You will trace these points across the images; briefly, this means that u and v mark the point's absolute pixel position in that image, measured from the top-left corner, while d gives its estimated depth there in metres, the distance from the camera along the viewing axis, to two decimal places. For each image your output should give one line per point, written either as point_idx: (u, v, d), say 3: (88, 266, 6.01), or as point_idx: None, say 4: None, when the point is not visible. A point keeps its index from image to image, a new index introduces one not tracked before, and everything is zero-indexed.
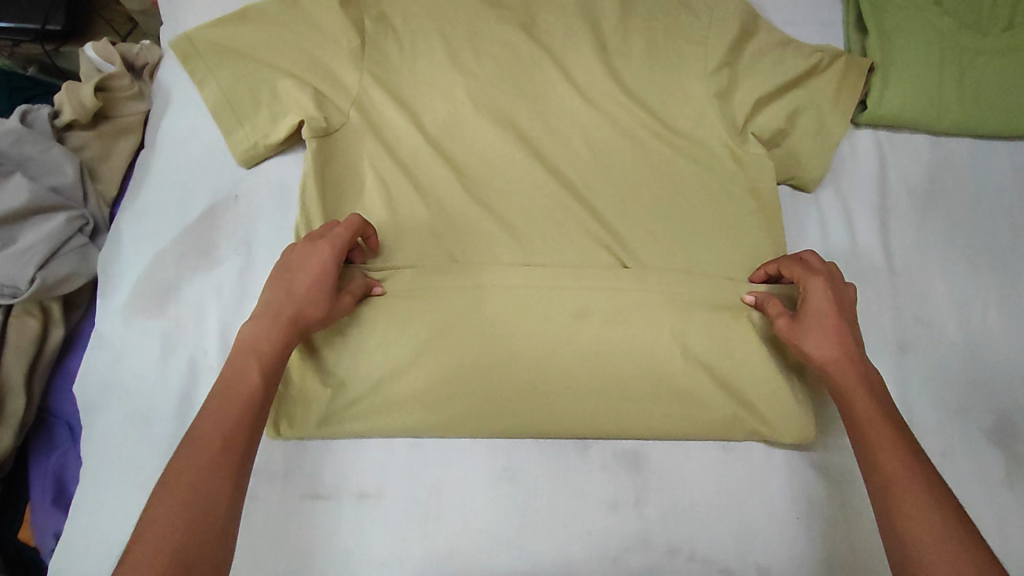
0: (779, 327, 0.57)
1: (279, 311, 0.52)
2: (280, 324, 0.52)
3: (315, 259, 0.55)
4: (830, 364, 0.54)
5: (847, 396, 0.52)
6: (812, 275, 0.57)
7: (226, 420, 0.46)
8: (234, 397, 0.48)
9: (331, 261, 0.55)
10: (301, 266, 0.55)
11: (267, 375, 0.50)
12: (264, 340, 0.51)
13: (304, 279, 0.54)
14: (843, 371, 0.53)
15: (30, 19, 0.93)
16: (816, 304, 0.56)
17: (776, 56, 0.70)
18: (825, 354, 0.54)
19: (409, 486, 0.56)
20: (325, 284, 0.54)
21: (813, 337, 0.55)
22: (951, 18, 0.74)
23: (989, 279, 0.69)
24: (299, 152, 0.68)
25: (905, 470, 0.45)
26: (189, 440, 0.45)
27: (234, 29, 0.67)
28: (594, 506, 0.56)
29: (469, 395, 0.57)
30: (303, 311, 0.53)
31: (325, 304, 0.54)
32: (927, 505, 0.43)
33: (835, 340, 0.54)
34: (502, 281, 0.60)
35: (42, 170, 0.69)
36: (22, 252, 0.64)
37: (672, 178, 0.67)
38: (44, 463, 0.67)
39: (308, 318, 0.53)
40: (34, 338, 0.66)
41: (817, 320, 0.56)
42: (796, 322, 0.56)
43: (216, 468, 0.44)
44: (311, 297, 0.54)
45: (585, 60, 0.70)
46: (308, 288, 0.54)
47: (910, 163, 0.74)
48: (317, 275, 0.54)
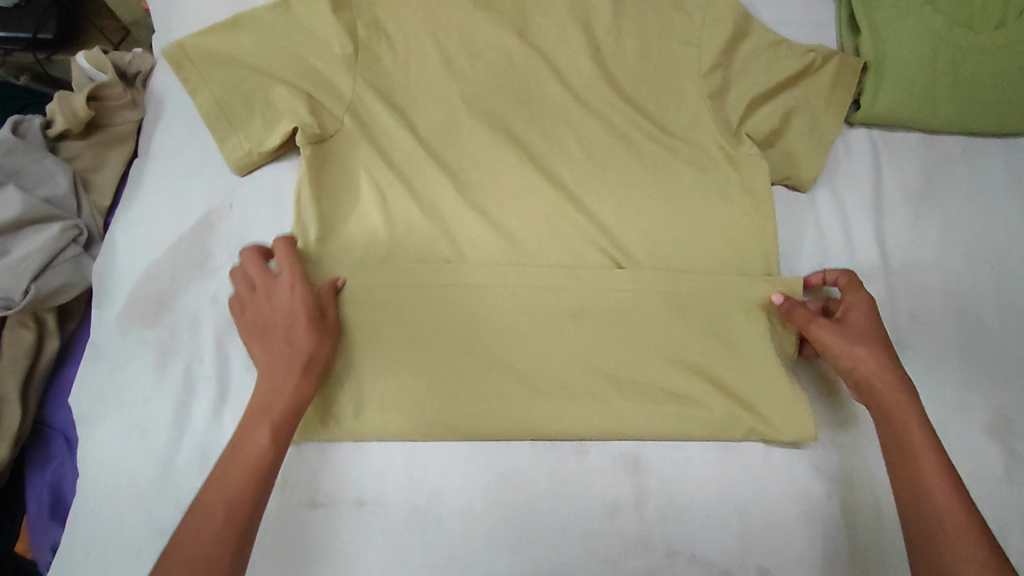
0: (824, 331, 0.57)
1: (292, 360, 0.53)
2: (294, 372, 0.53)
3: (297, 297, 0.56)
4: (881, 376, 0.54)
5: (899, 418, 0.52)
6: (859, 292, 0.60)
7: (236, 488, 0.47)
8: (248, 462, 0.49)
9: (306, 293, 0.56)
10: (288, 311, 0.55)
11: (277, 436, 0.50)
12: (285, 389, 0.52)
13: (296, 319, 0.55)
14: (885, 384, 0.54)
15: (22, 28, 0.92)
16: (859, 316, 0.58)
17: (769, 57, 0.70)
18: (876, 365, 0.54)
19: (407, 491, 0.56)
20: (319, 317, 0.56)
21: (866, 348, 0.55)
22: (944, 17, 0.73)
23: (985, 276, 0.69)
24: (293, 159, 0.68)
25: (960, 513, 0.47)
26: (195, 507, 0.47)
27: (225, 35, 0.66)
28: (595, 510, 0.56)
29: (466, 398, 0.58)
30: (311, 350, 0.54)
31: (328, 340, 0.55)
32: (978, 549, 0.45)
33: (879, 350, 0.55)
34: (498, 284, 0.61)
35: (35, 181, 0.69)
36: (16, 264, 0.63)
37: (667, 179, 0.67)
38: (39, 475, 0.66)
39: (318, 357, 0.54)
40: (27, 351, 0.66)
41: (860, 331, 0.56)
42: (840, 329, 0.57)
43: (218, 544, 0.45)
44: (314, 338, 0.54)
45: (579, 64, 0.70)
46: (307, 326, 0.55)
47: (905, 161, 0.74)
48: (304, 313, 0.55)
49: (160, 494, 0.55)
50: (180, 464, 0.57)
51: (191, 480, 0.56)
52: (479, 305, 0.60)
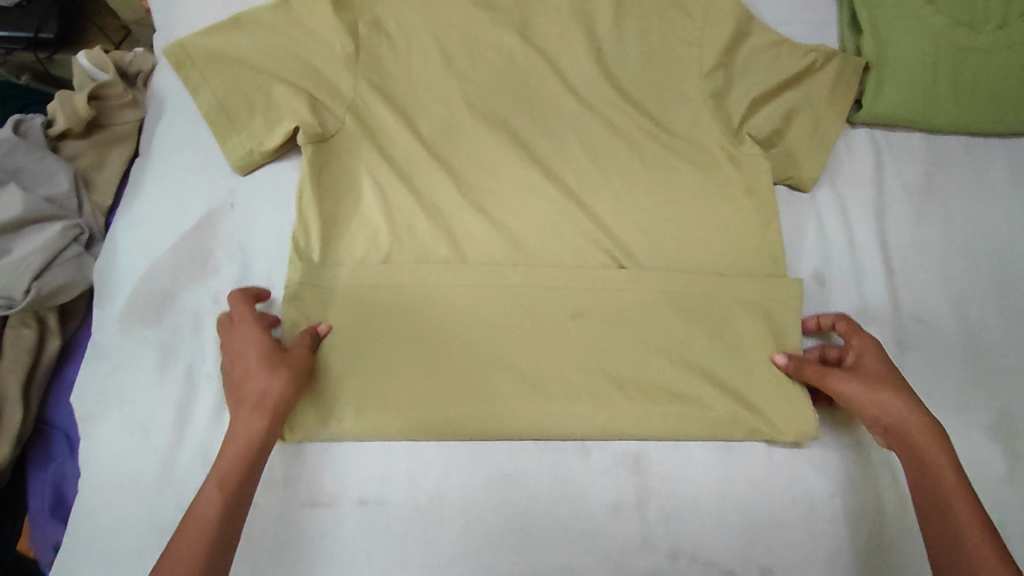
0: (834, 378, 0.56)
1: (245, 401, 0.51)
2: (248, 412, 0.50)
3: (251, 338, 0.54)
4: (909, 417, 0.52)
5: (929, 461, 0.50)
6: (858, 333, 0.59)
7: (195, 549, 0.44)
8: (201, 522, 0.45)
9: (259, 333, 0.54)
10: (242, 354, 0.54)
11: (229, 486, 0.47)
12: (240, 433, 0.49)
13: (248, 360, 0.53)
14: (913, 425, 0.52)
15: (23, 28, 0.92)
16: (868, 360, 0.57)
17: (771, 56, 0.70)
18: (901, 406, 0.52)
19: (408, 492, 0.56)
20: (274, 354, 0.53)
21: (888, 390, 0.53)
22: (945, 17, 0.73)
23: (987, 276, 0.69)
24: (294, 158, 0.68)
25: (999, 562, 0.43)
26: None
27: (226, 35, 0.66)
28: (596, 510, 0.56)
29: (468, 398, 0.57)
30: (264, 386, 0.51)
31: (284, 374, 0.52)
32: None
33: (897, 389, 0.53)
34: (500, 285, 0.61)
35: (37, 180, 0.69)
36: (18, 263, 0.63)
37: (668, 179, 0.67)
38: (41, 475, 0.66)
39: (274, 393, 0.51)
40: (29, 350, 0.66)
41: (876, 374, 0.55)
42: (856, 376, 0.55)
43: None
44: (266, 375, 0.52)
45: (580, 63, 0.70)
46: (262, 364, 0.52)
47: (907, 160, 0.74)
48: (256, 352, 0.53)
49: (161, 493, 0.55)
50: (181, 464, 0.57)
51: (192, 480, 0.56)
52: (481, 305, 0.60)
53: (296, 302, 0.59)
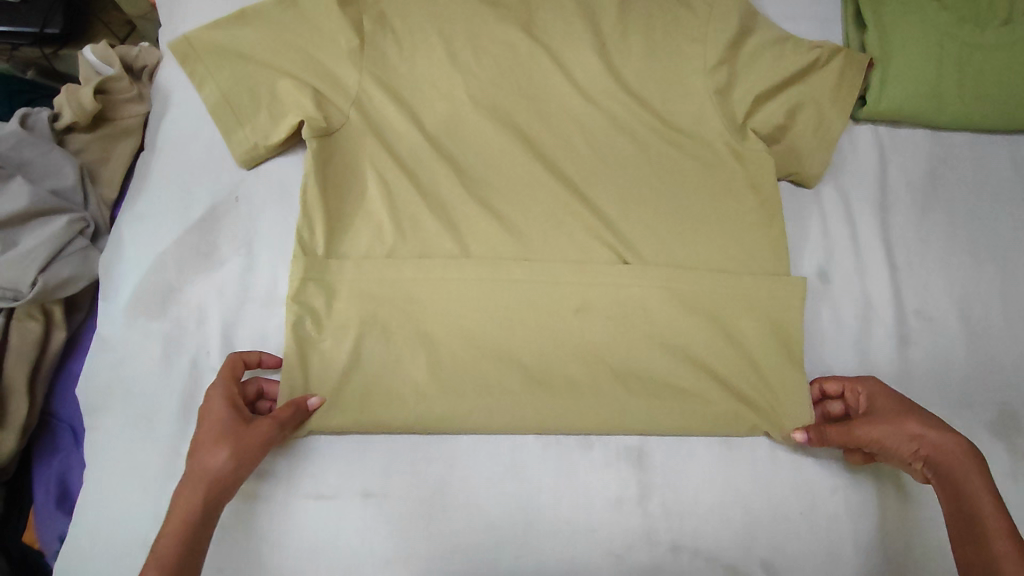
0: (858, 427, 0.55)
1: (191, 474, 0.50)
2: (194, 483, 0.49)
3: (212, 408, 0.53)
4: (948, 442, 0.52)
5: (970, 489, 0.50)
6: (864, 382, 0.59)
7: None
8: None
9: (221, 399, 0.53)
10: (203, 420, 0.53)
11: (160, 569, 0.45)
12: (179, 508, 0.48)
13: (206, 426, 0.52)
14: (949, 450, 0.52)
15: (29, 23, 0.93)
16: (884, 400, 0.57)
17: (775, 52, 0.70)
18: (937, 432, 0.52)
19: (413, 485, 0.56)
20: (227, 427, 0.51)
21: (917, 420, 0.53)
22: (950, 13, 0.73)
23: (990, 272, 0.69)
24: (299, 152, 0.68)
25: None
26: None
27: (232, 30, 0.66)
28: (599, 502, 0.57)
29: (471, 393, 0.58)
30: (205, 462, 0.50)
31: (229, 449, 0.50)
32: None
33: (927, 421, 0.53)
34: (503, 278, 0.61)
35: (42, 173, 0.69)
36: (23, 256, 0.63)
37: (671, 176, 0.67)
38: (46, 467, 0.67)
39: (213, 468, 0.50)
40: (35, 342, 0.66)
41: (896, 411, 0.55)
42: (876, 415, 0.55)
43: None
44: (211, 452, 0.50)
45: (584, 58, 0.70)
46: (210, 438, 0.51)
47: (911, 157, 0.74)
48: (216, 420, 0.52)
49: (166, 485, 0.56)
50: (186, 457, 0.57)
51: None
52: (485, 300, 0.60)
53: (299, 296, 0.59)
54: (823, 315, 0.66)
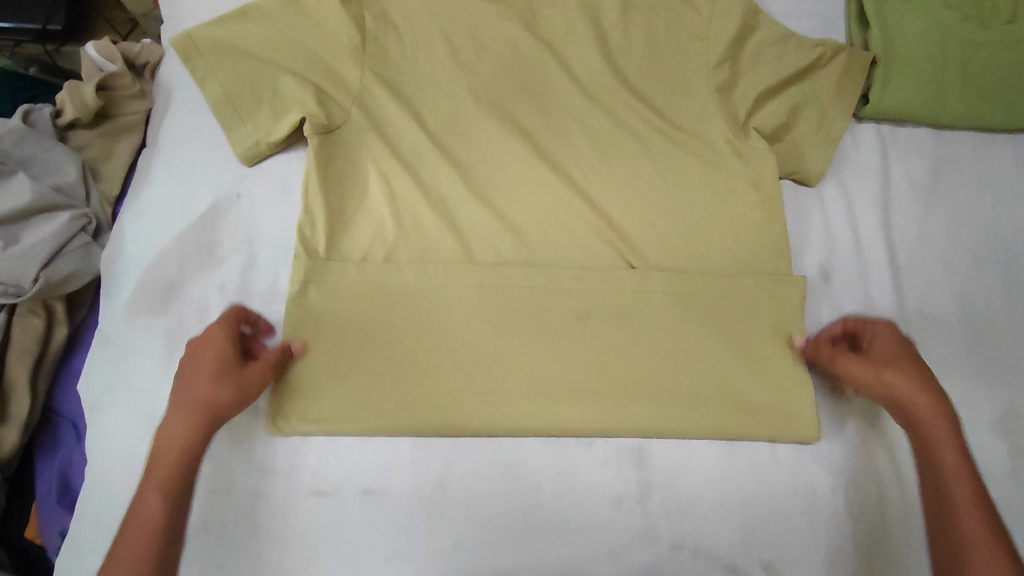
0: (845, 363, 0.57)
1: (185, 407, 0.51)
2: (189, 417, 0.50)
3: (211, 344, 0.54)
4: (919, 394, 0.52)
5: (935, 444, 0.51)
6: (870, 321, 0.58)
7: (132, 551, 0.44)
8: (133, 522, 0.46)
9: (223, 338, 0.54)
10: (200, 355, 0.53)
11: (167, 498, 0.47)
12: (177, 438, 0.50)
13: (204, 363, 0.53)
14: (934, 408, 0.52)
15: (31, 19, 0.93)
16: (879, 343, 0.57)
17: (777, 50, 0.70)
18: (912, 384, 0.53)
19: (413, 483, 0.56)
20: (226, 363, 0.53)
21: (897, 369, 0.54)
22: (954, 11, 0.74)
23: (993, 272, 0.69)
24: (300, 150, 0.68)
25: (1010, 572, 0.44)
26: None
27: (233, 27, 0.67)
28: (599, 502, 0.57)
29: (471, 391, 0.58)
30: (209, 394, 0.51)
31: (230, 385, 0.52)
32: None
33: (908, 373, 0.53)
34: (506, 286, 0.61)
35: (44, 170, 0.69)
36: (25, 252, 0.63)
37: (673, 174, 0.67)
38: (48, 463, 0.67)
39: (216, 401, 0.51)
40: (37, 339, 0.66)
41: (886, 356, 0.55)
42: (866, 357, 0.56)
43: None
44: (211, 384, 0.52)
45: (586, 56, 0.70)
46: (210, 371, 0.52)
47: (914, 156, 0.73)
48: (214, 357, 0.53)
49: None
50: None
51: None
52: (484, 302, 0.60)
53: (301, 294, 0.60)
54: (824, 314, 0.65)
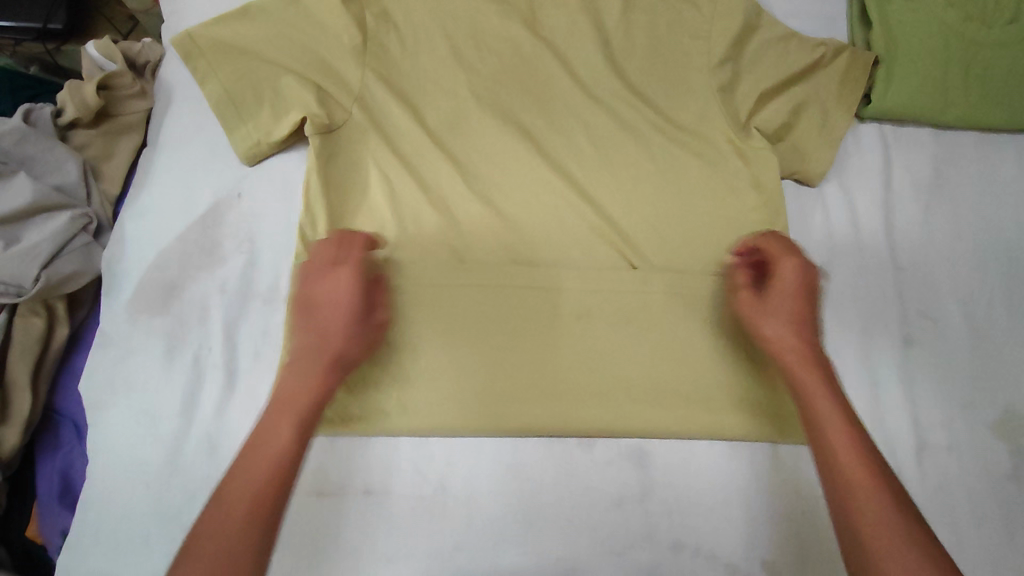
0: (743, 301, 0.57)
1: (318, 355, 0.51)
2: (320, 367, 0.50)
3: (343, 289, 0.53)
4: (796, 342, 0.54)
5: (808, 390, 0.51)
6: (786, 255, 0.57)
7: (257, 479, 0.44)
8: (258, 451, 0.45)
9: (357, 286, 0.54)
10: (326, 299, 0.53)
11: (297, 433, 0.47)
12: (310, 381, 0.50)
13: (332, 311, 0.53)
14: (807, 356, 0.53)
15: (31, 18, 0.92)
16: (784, 284, 0.56)
17: (779, 49, 0.70)
18: (792, 334, 0.54)
19: (415, 483, 0.56)
20: (356, 311, 0.53)
21: (784, 318, 0.55)
22: (957, 10, 0.73)
23: (996, 272, 0.69)
24: (301, 150, 0.68)
25: (862, 468, 0.45)
26: (215, 502, 0.43)
27: (234, 26, 0.66)
28: (600, 502, 0.57)
29: (473, 392, 0.58)
30: (343, 344, 0.52)
31: (359, 338, 0.53)
32: (883, 511, 0.43)
33: (794, 325, 0.54)
34: (511, 287, 0.61)
35: (45, 169, 0.69)
36: (26, 251, 0.63)
37: (675, 174, 0.67)
38: (49, 463, 0.67)
39: (347, 355, 0.52)
40: (37, 339, 0.66)
41: (784, 299, 0.56)
42: (762, 301, 0.56)
43: (239, 540, 0.41)
44: (343, 334, 0.52)
45: (587, 55, 0.70)
46: (343, 318, 0.53)
47: (916, 156, 0.73)
48: (345, 305, 0.53)
49: (168, 480, 0.56)
50: (187, 454, 0.57)
51: (200, 467, 0.57)
52: (485, 303, 0.60)
53: None
54: (826, 314, 0.65)
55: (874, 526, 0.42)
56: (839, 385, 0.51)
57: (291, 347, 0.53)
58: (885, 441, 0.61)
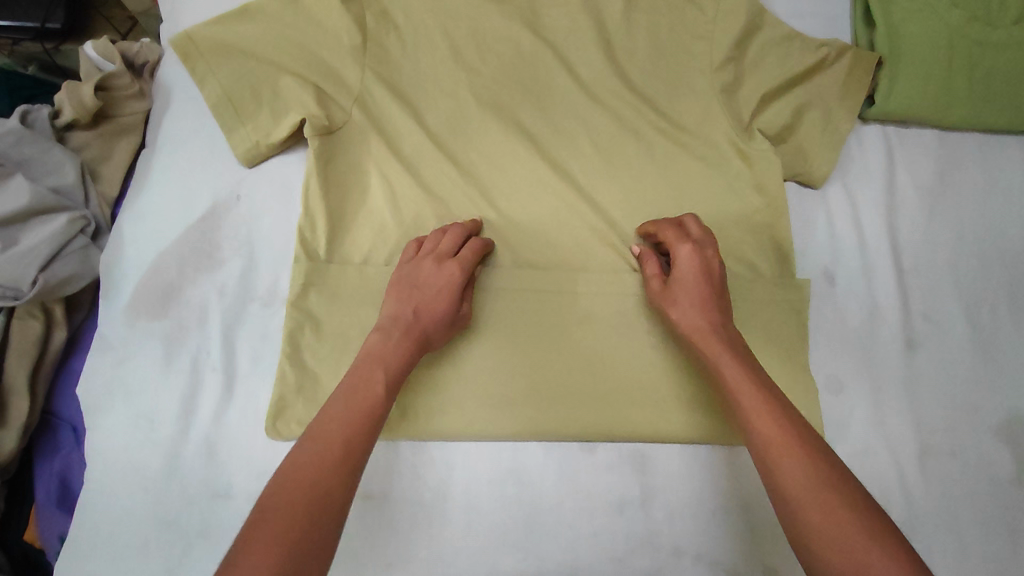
0: (653, 291, 0.58)
1: (409, 327, 0.54)
2: (408, 339, 0.53)
3: (443, 273, 0.57)
4: (699, 319, 0.55)
5: (716, 364, 0.52)
6: (680, 241, 0.59)
7: (346, 422, 0.47)
8: (355, 404, 0.48)
9: (457, 273, 0.57)
10: (427, 280, 0.56)
11: (389, 389, 0.50)
12: (398, 352, 0.52)
13: (430, 290, 0.56)
14: (711, 336, 0.54)
15: (29, 18, 0.92)
16: (682, 271, 0.57)
17: (782, 50, 0.69)
18: (699, 315, 0.55)
19: (415, 488, 0.56)
20: (454, 292, 0.56)
21: (688, 299, 0.56)
22: (961, 11, 0.72)
23: (1000, 275, 0.68)
24: (301, 151, 0.67)
25: (779, 432, 0.46)
26: (308, 437, 0.46)
27: (232, 26, 0.66)
28: (601, 506, 0.56)
29: (473, 399, 0.57)
30: (433, 320, 0.55)
31: (450, 318, 0.56)
32: (801, 461, 0.44)
33: (697, 307, 0.55)
34: (529, 289, 0.60)
35: (42, 171, 0.68)
36: (23, 254, 0.63)
37: (677, 176, 0.66)
38: (48, 466, 0.66)
39: (434, 332, 0.55)
40: (36, 342, 0.65)
41: (688, 283, 0.56)
42: (667, 290, 0.57)
43: (329, 472, 0.44)
44: (440, 312, 0.55)
45: (589, 56, 0.69)
46: (441, 298, 0.56)
47: (920, 158, 0.73)
48: (444, 286, 0.56)
49: (167, 484, 0.56)
50: (186, 459, 0.57)
51: (198, 472, 0.56)
52: (486, 307, 0.60)
53: (302, 297, 0.59)
54: (828, 317, 0.65)
55: (798, 486, 0.43)
56: (746, 355, 0.53)
57: (383, 313, 0.56)
58: (887, 445, 0.60)
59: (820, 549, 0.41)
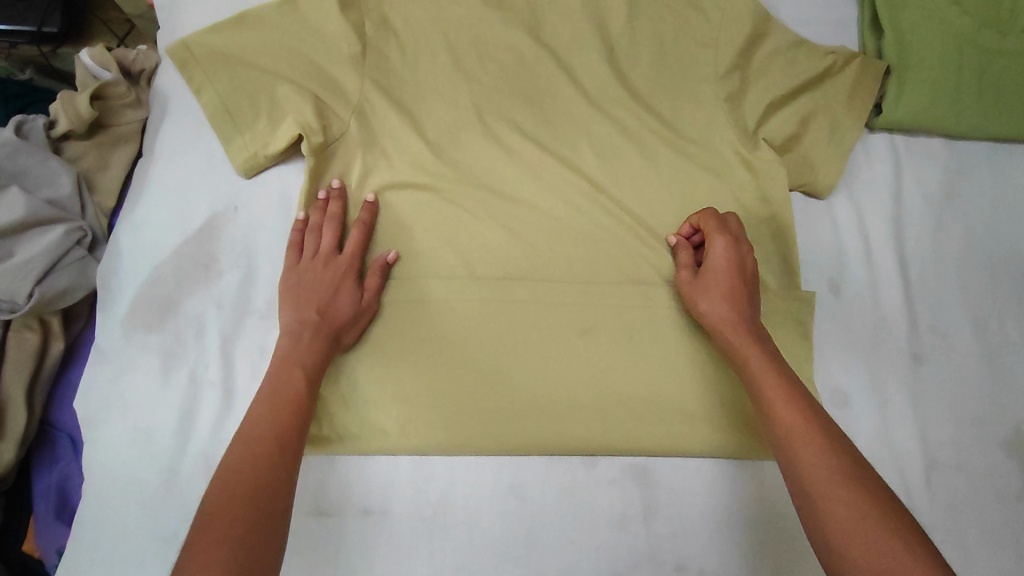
0: (682, 280, 0.59)
1: (313, 326, 0.55)
2: (319, 337, 0.55)
3: (330, 266, 0.58)
4: (723, 309, 0.56)
5: (743, 353, 0.53)
6: (716, 232, 0.59)
7: (270, 420, 0.49)
8: (279, 400, 0.50)
9: (342, 262, 0.59)
10: (314, 278, 0.58)
11: (309, 382, 0.53)
12: (310, 348, 0.54)
13: (322, 285, 0.58)
14: (739, 327, 0.55)
15: (26, 21, 0.91)
16: (716, 261, 0.57)
17: (788, 57, 0.68)
18: (727, 306, 0.56)
19: (416, 503, 0.55)
20: (343, 279, 0.58)
21: (715, 290, 0.56)
22: (971, 18, 0.71)
23: (1008, 287, 0.67)
24: (299, 161, 0.66)
25: (799, 421, 0.47)
26: (238, 441, 0.47)
27: (230, 34, 0.65)
28: (601, 522, 0.56)
29: (475, 414, 0.57)
30: (335, 309, 0.56)
31: (349, 302, 0.57)
32: (822, 450, 0.45)
33: (726, 299, 0.56)
34: (509, 301, 0.60)
35: (39, 183, 0.68)
36: (20, 267, 0.62)
37: (680, 187, 0.65)
38: (46, 478, 0.66)
39: (342, 317, 0.56)
40: (33, 353, 0.65)
41: (721, 273, 0.57)
42: (697, 280, 0.58)
43: (272, 468, 0.46)
44: (339, 302, 0.57)
45: (592, 63, 0.68)
46: (331, 287, 0.57)
47: (927, 167, 0.72)
48: (335, 277, 0.58)
49: (165, 499, 0.55)
50: (184, 473, 0.56)
51: (196, 487, 0.56)
52: (491, 320, 0.59)
53: None
54: (834, 330, 0.64)
55: (820, 476, 0.44)
56: (772, 347, 0.54)
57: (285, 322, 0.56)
58: (894, 461, 0.59)
59: (836, 531, 0.42)
